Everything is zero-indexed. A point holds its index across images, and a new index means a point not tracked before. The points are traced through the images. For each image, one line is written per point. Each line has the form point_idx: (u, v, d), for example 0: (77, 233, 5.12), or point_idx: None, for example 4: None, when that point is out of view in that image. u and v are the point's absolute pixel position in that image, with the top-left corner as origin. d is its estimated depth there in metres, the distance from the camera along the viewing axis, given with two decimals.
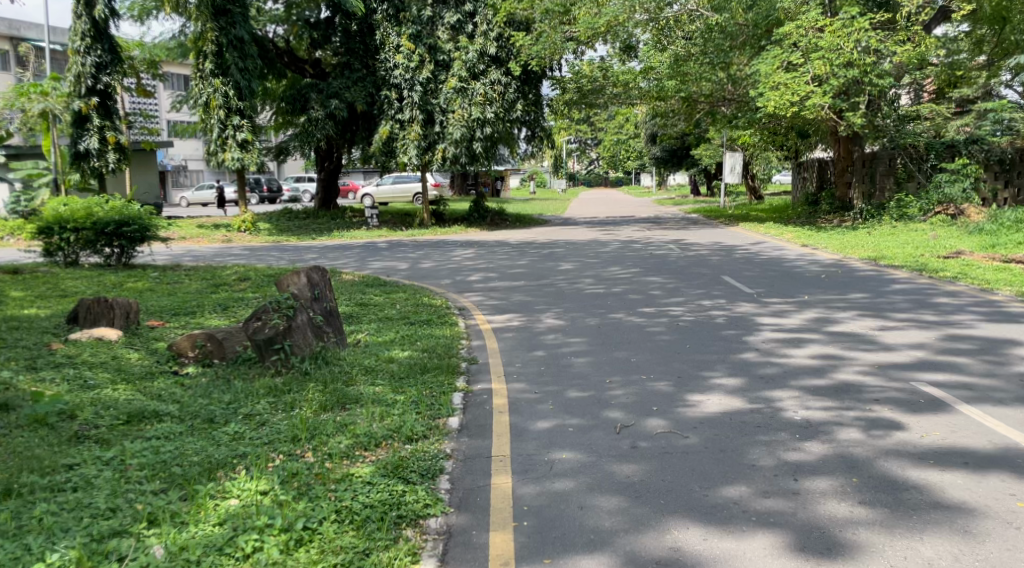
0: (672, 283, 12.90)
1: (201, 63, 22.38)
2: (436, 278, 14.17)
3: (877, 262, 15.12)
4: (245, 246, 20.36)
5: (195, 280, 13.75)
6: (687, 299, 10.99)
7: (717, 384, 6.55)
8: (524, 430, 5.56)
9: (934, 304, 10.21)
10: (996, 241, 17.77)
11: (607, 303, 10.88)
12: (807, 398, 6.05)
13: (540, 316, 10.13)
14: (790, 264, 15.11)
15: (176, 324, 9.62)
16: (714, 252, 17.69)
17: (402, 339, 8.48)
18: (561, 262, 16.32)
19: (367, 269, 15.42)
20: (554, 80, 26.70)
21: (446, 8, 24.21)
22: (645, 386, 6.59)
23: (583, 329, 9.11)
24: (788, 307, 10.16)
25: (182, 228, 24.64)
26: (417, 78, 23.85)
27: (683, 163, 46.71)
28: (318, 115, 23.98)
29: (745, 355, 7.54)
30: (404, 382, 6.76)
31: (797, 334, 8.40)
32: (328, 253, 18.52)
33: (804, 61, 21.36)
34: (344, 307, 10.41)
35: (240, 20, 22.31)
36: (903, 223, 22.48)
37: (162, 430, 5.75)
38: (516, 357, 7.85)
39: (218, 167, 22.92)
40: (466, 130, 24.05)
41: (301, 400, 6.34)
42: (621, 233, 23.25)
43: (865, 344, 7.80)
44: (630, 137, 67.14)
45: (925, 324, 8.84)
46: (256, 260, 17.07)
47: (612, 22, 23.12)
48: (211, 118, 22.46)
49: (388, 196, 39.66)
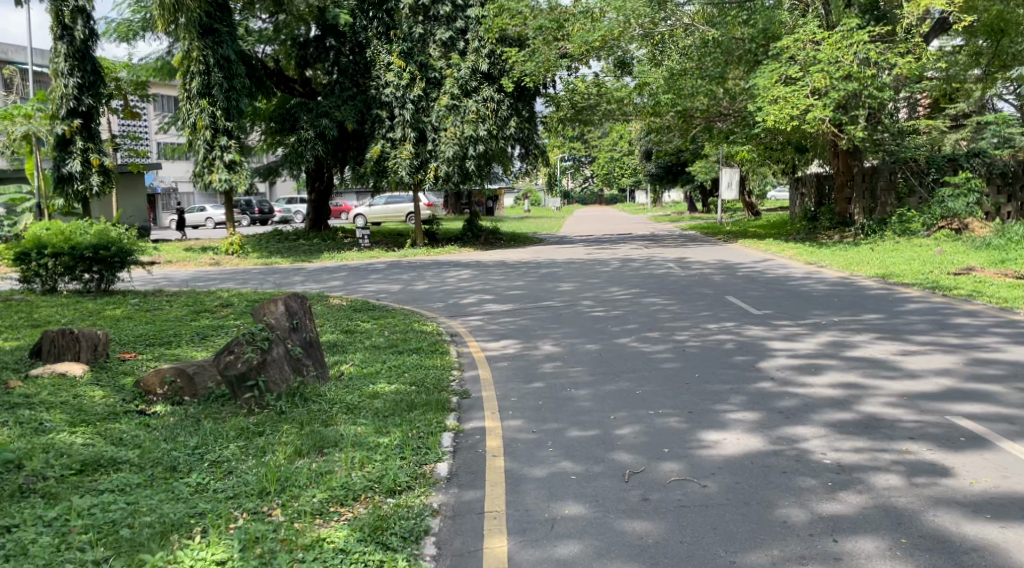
0: (675, 304, 12.37)
1: (187, 84, 21.82)
2: (428, 301, 13.62)
3: (886, 280, 14.64)
4: (231, 269, 19.77)
5: (176, 307, 13.18)
6: (692, 322, 10.46)
7: (734, 420, 5.98)
8: (522, 479, 4.97)
9: (954, 325, 9.68)
10: (1005, 256, 17.34)
11: (608, 327, 10.34)
12: (835, 436, 5.48)
13: (537, 342, 9.56)
14: (795, 283, 14.60)
15: (150, 355, 9.01)
16: (716, 271, 17.23)
17: (388, 371, 7.90)
18: (560, 282, 15.81)
19: (357, 292, 14.88)
20: (548, 97, 26.34)
21: (438, 25, 23.86)
22: (654, 423, 6.03)
23: (584, 357, 8.54)
24: (800, 330, 9.61)
25: (168, 251, 24.06)
26: (409, 96, 23.45)
27: (678, 180, 46.42)
28: (308, 135, 23.44)
29: (761, 383, 7.00)
30: (389, 421, 6.18)
31: (813, 361, 7.84)
32: (317, 275, 17.97)
33: (802, 74, 20.95)
34: (329, 336, 9.82)
35: (227, 39, 21.92)
36: (906, 238, 21.96)
37: (117, 481, 5.14)
38: (513, 390, 7.27)
39: (205, 189, 22.33)
40: (459, 148, 23.53)
41: (274, 443, 5.75)
42: (619, 252, 22.74)
43: (888, 370, 7.26)
44: (625, 155, 67.07)
45: (948, 347, 8.31)
46: (242, 284, 16.49)
47: (607, 37, 22.79)
48: (198, 139, 21.97)
49: (381, 216, 39.18)
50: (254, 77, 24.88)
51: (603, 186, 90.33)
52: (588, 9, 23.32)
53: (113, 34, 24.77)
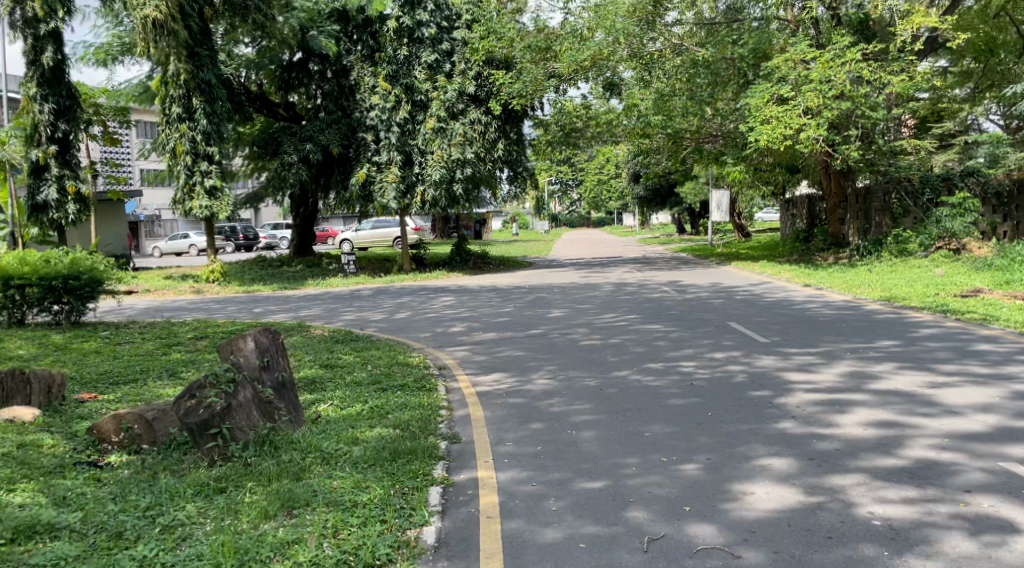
0: (676, 331, 11.77)
1: (166, 108, 21.16)
2: (415, 331, 12.90)
3: (893, 303, 14.15)
4: (210, 298, 19.03)
5: (148, 340, 12.41)
6: (697, 351, 9.85)
7: (761, 467, 5.37)
8: (524, 547, 4.33)
9: (976, 353, 9.14)
10: (1009, 276, 16.89)
11: (608, 357, 9.68)
12: (880, 488, 4.92)
13: (532, 375, 8.90)
14: (799, 307, 14.07)
15: (112, 397, 8.21)
16: (714, 295, 16.68)
17: (370, 413, 7.18)
18: (552, 308, 15.15)
19: (339, 322, 14.17)
20: (536, 119, 25.92)
21: (423, 47, 23.22)
22: (672, 471, 5.40)
23: (584, 392, 7.87)
24: (814, 359, 9.04)
25: (147, 280, 23.28)
26: (395, 119, 22.92)
27: (666, 203, 46.13)
28: (291, 160, 22.77)
29: (783, 423, 6.40)
30: (370, 472, 5.48)
31: (836, 398, 7.25)
32: (299, 303, 17.25)
33: (794, 94, 20.37)
34: (308, 371, 9.09)
35: (208, 63, 21.12)
36: (901, 259, 21.42)
37: (50, 553, 4.39)
38: (509, 433, 6.58)
39: (185, 216, 21.61)
40: (446, 171, 22.93)
41: (239, 502, 5.03)
42: (612, 276, 22.14)
43: (923, 409, 6.71)
44: (613, 177, 66.97)
45: (977, 380, 7.76)
46: (220, 314, 15.74)
47: (597, 56, 22.14)
48: (178, 164, 21.29)
49: (367, 241, 38.50)
50: (236, 102, 24.06)
51: (590, 207, 90.29)
52: (576, 28, 22.78)
53: (92, 58, 24.07)
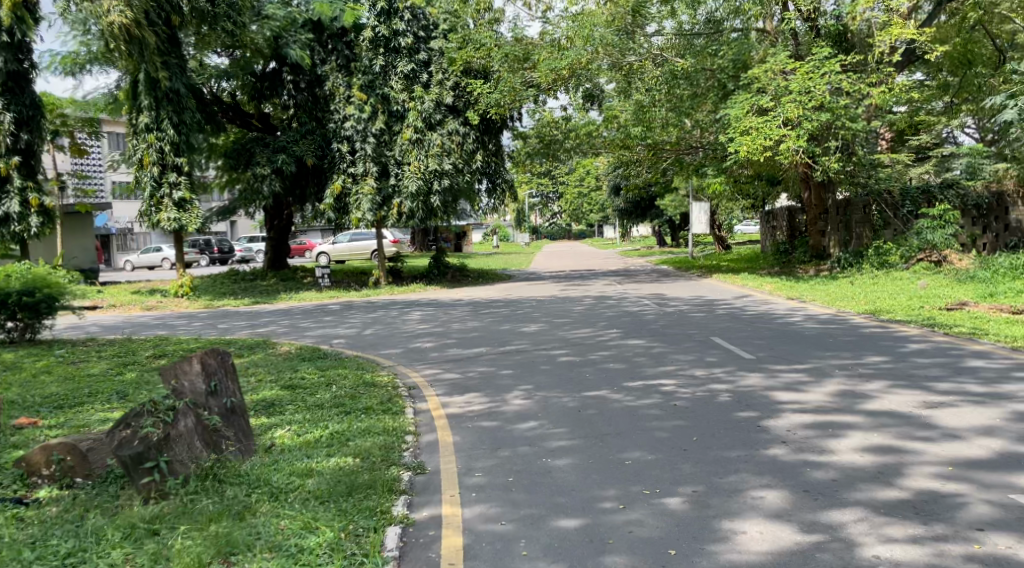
0: (657, 347, 11.30)
1: (134, 118, 20.62)
2: (386, 347, 12.37)
3: (878, 317, 13.75)
4: (176, 314, 18.39)
5: (105, 359, 11.78)
6: (679, 368, 9.39)
7: (752, 501, 4.91)
8: None
9: (970, 370, 8.72)
10: (994, 289, 16.57)
11: (586, 375, 9.19)
12: (884, 525, 4.48)
13: (506, 395, 8.39)
14: (783, 321, 13.66)
15: (53, 422, 7.64)
16: (695, 308, 16.23)
17: (330, 439, 6.66)
18: (528, 323, 14.65)
19: (307, 338, 13.61)
20: (514, 130, 25.60)
21: (399, 57, 22.76)
22: (656, 503, 4.93)
23: (560, 414, 7.37)
24: (802, 377, 8.60)
25: (114, 295, 22.57)
26: (370, 129, 22.36)
27: (647, 215, 45.84)
28: (264, 171, 22.12)
29: (773, 450, 5.92)
30: (323, 509, 4.99)
31: (827, 420, 6.80)
32: (269, 319, 16.66)
33: (774, 104, 19.99)
34: (269, 392, 8.54)
35: (176, 71, 20.40)
36: (883, 272, 21.09)
37: None
38: (479, 461, 6.09)
39: (152, 228, 20.92)
40: (423, 183, 22.46)
41: (172, 547, 4.51)
42: (592, 288, 21.70)
43: (922, 435, 6.28)
44: (592, 191, 66.77)
45: (975, 400, 7.33)
46: (184, 331, 15.11)
47: (576, 65, 21.60)
48: (144, 175, 20.60)
49: (344, 254, 37.88)
50: (205, 112, 23.34)
51: (571, 220, 90.15)
52: (554, 38, 22.38)
53: (58, 66, 23.41)
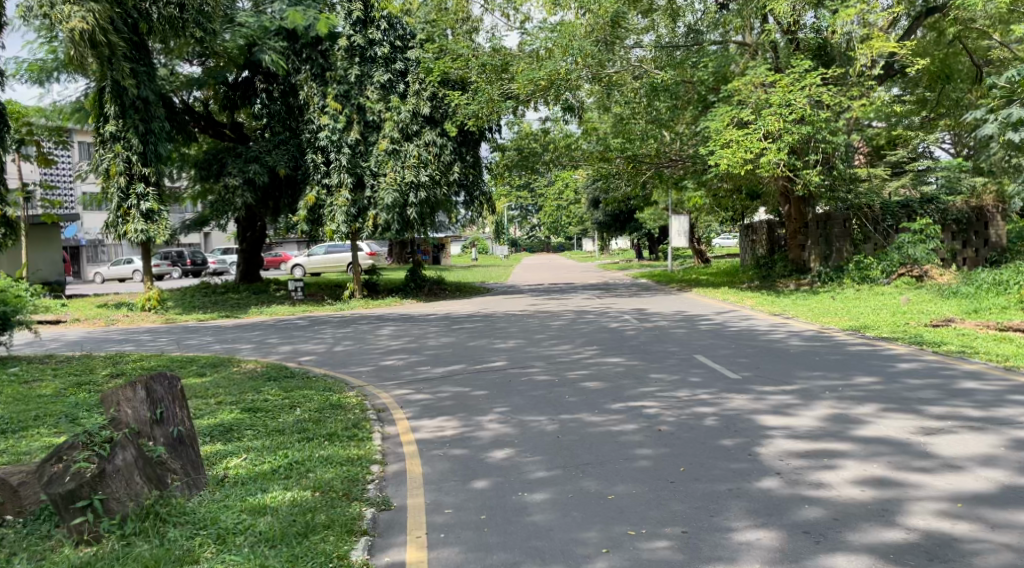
0: (638, 365, 10.88)
1: (101, 128, 20.01)
2: (356, 365, 11.87)
3: (863, 333, 13.41)
4: (139, 329, 17.74)
5: (59, 377, 11.21)
6: (662, 389, 8.96)
7: (746, 546, 4.51)
8: None
9: (964, 392, 8.36)
10: (977, 305, 16.36)
11: (565, 397, 8.73)
12: None
13: (480, 419, 7.92)
14: (767, 338, 13.29)
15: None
16: (675, 324, 15.84)
17: (288, 470, 6.17)
18: (505, 339, 14.18)
19: (275, 355, 13.07)
20: (493, 143, 25.21)
21: (375, 67, 22.36)
22: (643, 549, 4.52)
23: (537, 441, 6.92)
24: (791, 400, 8.20)
25: (79, 309, 21.89)
26: (345, 140, 21.88)
27: (626, 228, 45.54)
28: (235, 182, 21.51)
29: (766, 482, 5.52)
30: (273, 555, 4.53)
31: (819, 447, 6.41)
32: (236, 334, 16.08)
33: (754, 117, 19.67)
34: (228, 416, 8.01)
35: (145, 79, 19.79)
36: (865, 286, 20.81)
37: None
38: (450, 495, 5.64)
39: (119, 239, 20.33)
40: (399, 195, 21.95)
41: None
42: (569, 302, 21.29)
43: (921, 466, 5.89)
44: (570, 204, 66.43)
45: (974, 426, 6.96)
46: (145, 347, 14.50)
47: (555, 77, 21.11)
48: (111, 186, 19.94)
49: (319, 266, 37.28)
50: (177, 122, 22.77)
51: (550, 233, 89.91)
52: (533, 49, 21.98)
53: (25, 74, 22.77)
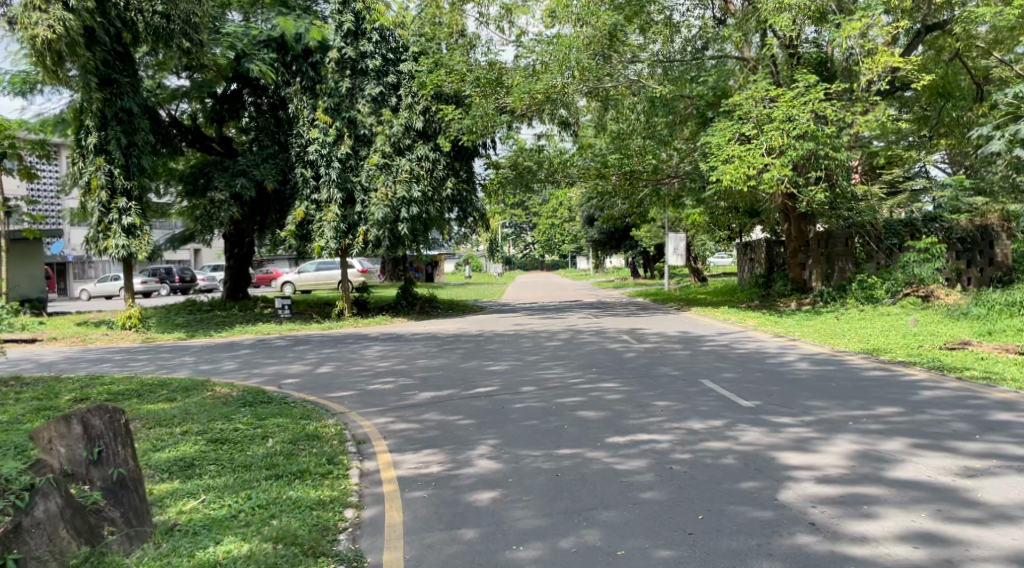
0: (639, 391, 10.15)
1: (81, 140, 19.14)
2: (338, 389, 11.10)
3: (876, 357, 12.73)
4: (114, 349, 16.91)
5: (22, 402, 10.44)
6: (667, 419, 8.22)
7: None
8: None
9: (999, 426, 7.61)
10: (992, 326, 15.75)
11: (563, 428, 7.96)
12: None
13: (469, 453, 7.17)
14: (775, 361, 12.56)
15: None
16: (677, 345, 15.10)
17: (246, 516, 5.40)
18: (497, 360, 13.42)
19: (254, 377, 12.30)
20: (487, 159, 24.55)
21: (367, 79, 21.61)
22: None
23: (534, 480, 6.17)
24: (810, 433, 7.47)
25: (56, 327, 20.99)
26: (335, 154, 21.10)
27: (621, 246, 44.67)
28: (222, 197, 20.75)
29: (799, 537, 4.80)
30: None
31: (853, 491, 5.70)
32: (216, 354, 15.29)
33: (756, 133, 18.92)
34: (191, 448, 7.24)
35: (129, 91, 19.09)
36: (869, 306, 20.14)
37: None
38: (434, 548, 4.92)
39: (98, 255, 19.33)
40: (390, 211, 21.22)
41: None
42: (564, 322, 20.54)
43: (972, 515, 5.19)
44: (564, 221, 65.79)
45: (1020, 467, 6.24)
46: (118, 368, 13.72)
47: (551, 91, 20.40)
48: (91, 200, 19.02)
49: (311, 283, 36.51)
50: (162, 135, 22.04)
51: (544, 251, 89.39)
52: (530, 63, 21.23)
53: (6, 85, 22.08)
